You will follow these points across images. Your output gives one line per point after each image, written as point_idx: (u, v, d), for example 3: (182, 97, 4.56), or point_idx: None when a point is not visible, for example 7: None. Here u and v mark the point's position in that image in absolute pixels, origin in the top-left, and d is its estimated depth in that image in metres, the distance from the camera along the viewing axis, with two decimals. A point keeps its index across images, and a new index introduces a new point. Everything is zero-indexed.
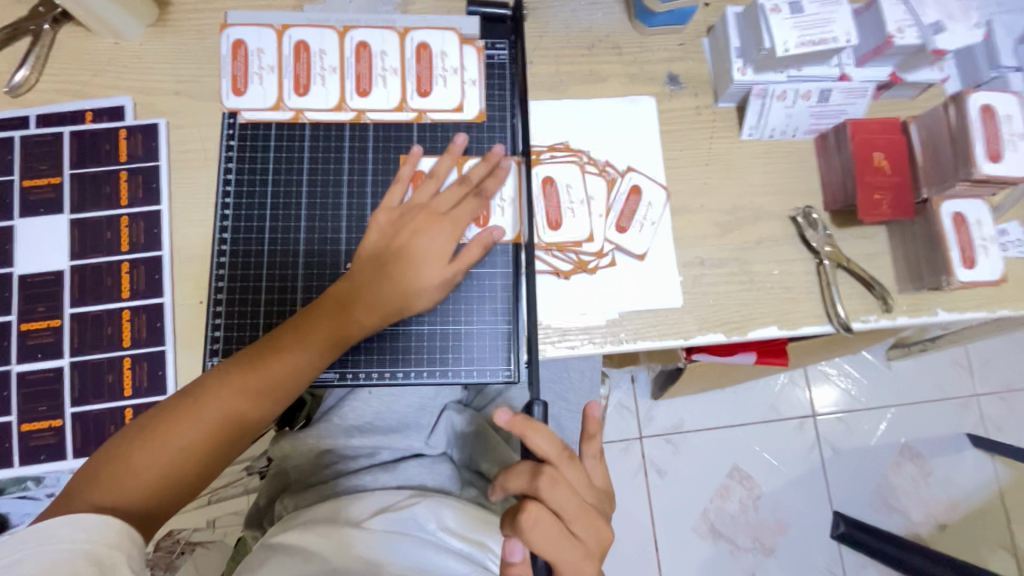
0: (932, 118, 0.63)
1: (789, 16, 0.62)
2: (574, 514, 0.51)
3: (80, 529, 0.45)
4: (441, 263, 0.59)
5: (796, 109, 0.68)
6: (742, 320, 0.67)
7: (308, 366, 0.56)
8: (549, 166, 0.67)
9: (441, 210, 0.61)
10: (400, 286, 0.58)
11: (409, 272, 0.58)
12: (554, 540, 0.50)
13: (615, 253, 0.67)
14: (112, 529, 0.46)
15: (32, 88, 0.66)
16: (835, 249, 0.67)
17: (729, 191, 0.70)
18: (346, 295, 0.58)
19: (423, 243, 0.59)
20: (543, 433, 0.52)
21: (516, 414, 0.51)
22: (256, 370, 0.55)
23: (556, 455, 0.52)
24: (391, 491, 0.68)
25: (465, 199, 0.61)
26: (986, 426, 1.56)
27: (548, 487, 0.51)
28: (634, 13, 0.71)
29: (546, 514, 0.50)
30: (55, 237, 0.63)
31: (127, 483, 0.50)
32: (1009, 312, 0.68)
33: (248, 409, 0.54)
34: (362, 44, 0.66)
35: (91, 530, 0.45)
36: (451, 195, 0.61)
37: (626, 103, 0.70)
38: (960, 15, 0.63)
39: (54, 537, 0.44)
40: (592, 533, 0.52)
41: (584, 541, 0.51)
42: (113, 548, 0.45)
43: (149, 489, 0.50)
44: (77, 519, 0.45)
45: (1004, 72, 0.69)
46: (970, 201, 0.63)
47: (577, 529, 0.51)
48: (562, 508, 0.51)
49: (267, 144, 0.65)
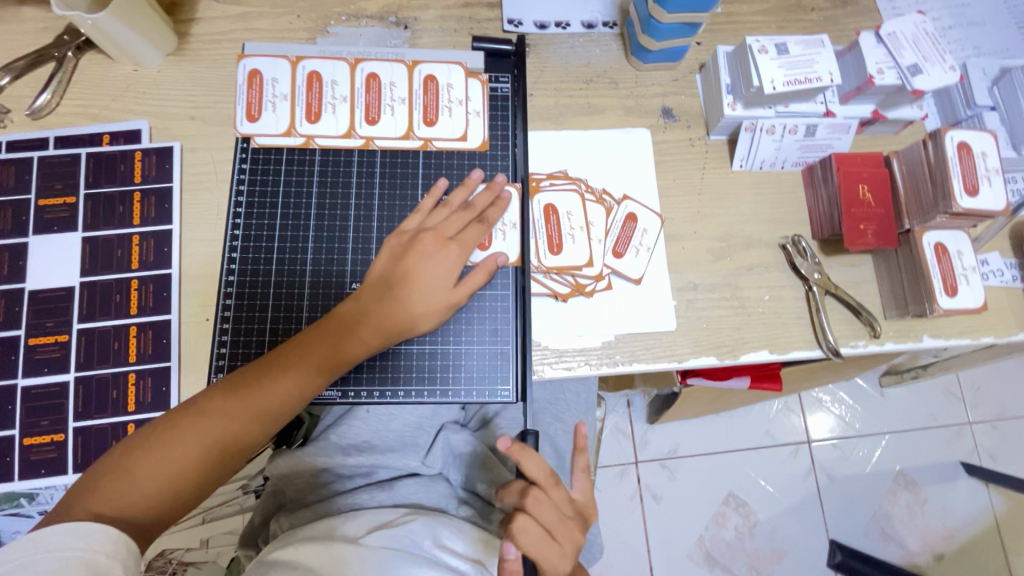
0: (912, 154, 0.66)
1: (776, 56, 0.66)
2: (556, 527, 0.52)
3: (80, 538, 0.45)
4: (446, 286, 0.60)
5: (784, 143, 0.71)
6: (734, 344, 0.69)
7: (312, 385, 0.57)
8: (550, 193, 0.70)
9: (448, 234, 0.62)
10: (407, 307, 0.59)
11: (415, 297, 0.59)
12: (537, 549, 0.50)
13: (611, 277, 0.69)
14: (110, 538, 0.46)
15: (53, 111, 0.69)
16: (823, 276, 0.69)
17: (720, 219, 0.72)
18: (349, 315, 0.59)
19: (426, 263, 0.60)
20: (532, 458, 0.52)
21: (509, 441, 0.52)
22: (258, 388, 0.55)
23: (544, 473, 0.53)
24: (387, 510, 0.69)
25: (471, 226, 0.63)
26: (980, 454, 1.57)
27: (534, 504, 0.51)
28: (631, 50, 0.75)
29: (534, 527, 0.50)
30: (67, 254, 0.64)
31: (126, 495, 0.50)
32: (992, 339, 0.71)
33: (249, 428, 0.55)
34: (371, 75, 0.69)
35: (90, 539, 0.45)
36: (456, 220, 0.63)
37: (622, 134, 0.74)
38: (937, 58, 0.67)
39: (56, 546, 0.44)
40: (572, 543, 0.53)
41: (564, 550, 0.52)
42: (112, 558, 0.46)
43: (147, 501, 0.51)
44: (78, 528, 0.46)
45: (980, 112, 0.73)
46: (950, 233, 0.66)
47: (560, 538, 0.52)
48: (548, 523, 0.51)
49: (278, 167, 0.67)
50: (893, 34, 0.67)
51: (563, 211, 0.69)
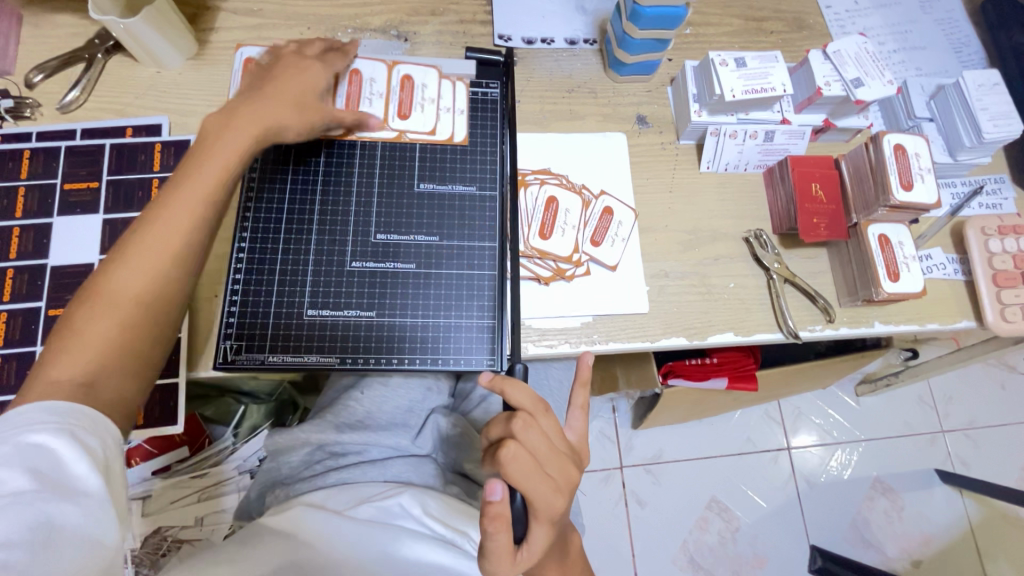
0: (856, 156, 0.74)
1: (735, 69, 0.74)
2: (549, 457, 0.49)
3: (53, 413, 0.44)
4: (317, 92, 0.68)
5: (746, 147, 0.79)
6: (703, 326, 0.75)
7: (199, 214, 0.55)
8: (554, 187, 0.77)
9: (306, 55, 0.70)
10: (266, 116, 0.62)
11: (275, 106, 0.63)
12: (529, 478, 0.48)
13: (589, 264, 0.75)
14: (84, 416, 0.45)
15: (80, 106, 0.75)
16: (782, 266, 0.76)
17: (689, 214, 0.79)
18: (212, 125, 0.60)
19: (296, 73, 0.67)
20: (520, 386, 0.51)
21: (493, 373, 0.51)
22: (172, 191, 0.55)
23: (534, 405, 0.51)
24: (377, 483, 0.73)
25: (325, 51, 0.72)
26: (953, 461, 1.62)
27: (523, 429, 0.49)
28: (609, 63, 0.83)
29: (523, 452, 0.48)
30: (88, 234, 0.70)
31: (84, 349, 0.49)
32: (937, 326, 0.78)
33: (186, 180, 0.56)
34: (353, 71, 0.77)
35: (65, 419, 0.44)
36: (315, 47, 0.71)
37: (601, 137, 0.81)
38: (876, 73, 0.75)
39: (26, 420, 0.43)
40: (566, 476, 0.50)
41: (558, 483, 0.49)
42: (89, 431, 0.45)
43: (106, 357, 0.49)
44: (49, 404, 0.45)
45: (919, 122, 0.81)
46: (892, 225, 0.73)
47: (553, 472, 0.49)
48: (539, 450, 0.48)
49: (287, 157, 0.74)
50: (838, 52, 0.76)
51: (562, 206, 0.76)
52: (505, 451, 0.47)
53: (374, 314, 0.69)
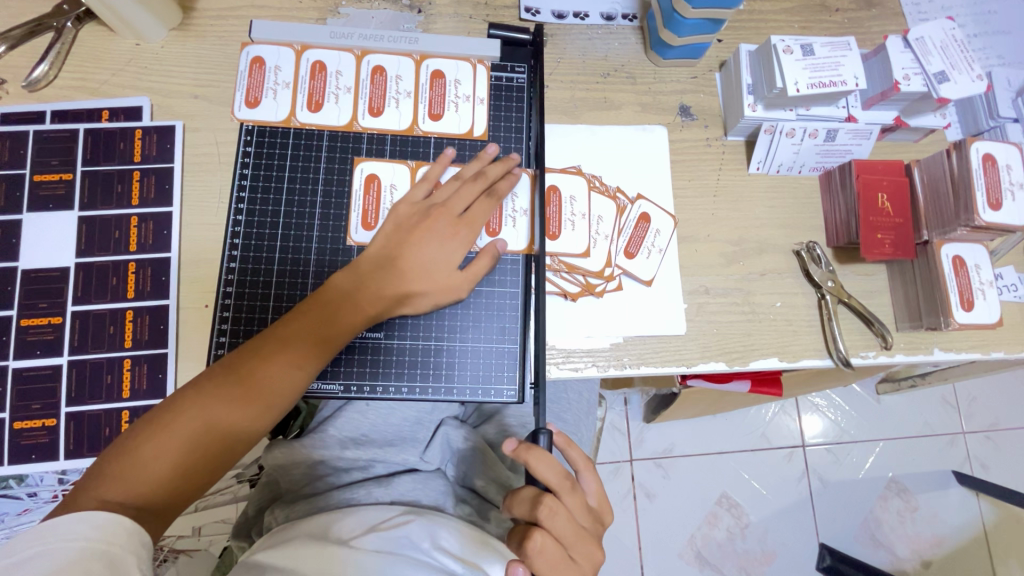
0: (934, 163, 0.65)
1: (801, 58, 0.64)
2: (575, 543, 0.48)
3: (94, 527, 0.45)
4: (448, 270, 0.60)
5: (803, 147, 0.69)
6: (744, 350, 0.67)
7: (296, 385, 0.55)
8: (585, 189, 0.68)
9: (457, 211, 0.61)
10: (406, 280, 0.59)
11: (418, 269, 0.59)
12: (555, 569, 0.47)
13: (622, 278, 0.67)
14: (123, 529, 0.46)
15: (50, 83, 0.66)
16: (837, 284, 0.68)
17: (735, 222, 0.71)
18: (362, 275, 0.59)
19: (434, 237, 0.60)
20: (546, 460, 0.49)
21: (518, 443, 0.49)
22: (279, 343, 0.55)
23: (561, 482, 0.49)
24: (384, 508, 0.66)
25: (480, 201, 0.63)
26: (972, 464, 1.58)
27: (549, 517, 0.47)
28: (651, 44, 0.73)
29: (550, 542, 0.47)
30: (63, 233, 0.62)
31: (144, 472, 0.49)
32: (1003, 355, 0.70)
33: (309, 338, 0.56)
34: (436, 92, 0.68)
35: (106, 530, 0.45)
36: (466, 193, 0.62)
37: (638, 131, 0.72)
38: (964, 67, 0.65)
39: (64, 533, 0.44)
40: (592, 559, 0.49)
41: (584, 569, 0.48)
42: (122, 548, 0.45)
43: (160, 483, 0.49)
44: (92, 515, 0.45)
45: (1002, 123, 0.72)
46: (969, 246, 0.65)
47: (578, 557, 0.48)
48: (565, 536, 0.47)
49: (284, 152, 0.65)
50: (921, 38, 0.66)
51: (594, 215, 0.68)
52: (532, 545, 0.46)
53: (382, 334, 0.63)
